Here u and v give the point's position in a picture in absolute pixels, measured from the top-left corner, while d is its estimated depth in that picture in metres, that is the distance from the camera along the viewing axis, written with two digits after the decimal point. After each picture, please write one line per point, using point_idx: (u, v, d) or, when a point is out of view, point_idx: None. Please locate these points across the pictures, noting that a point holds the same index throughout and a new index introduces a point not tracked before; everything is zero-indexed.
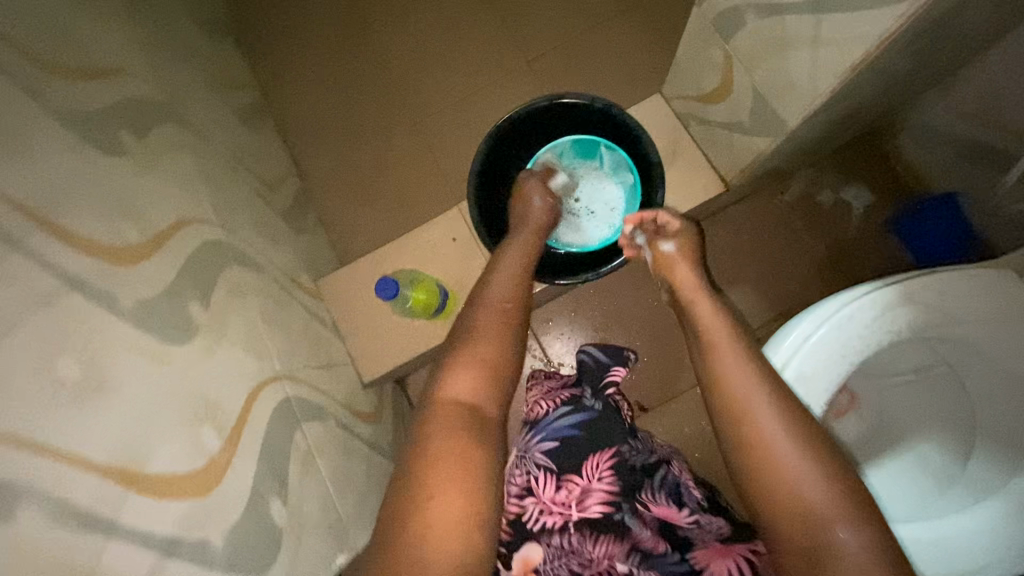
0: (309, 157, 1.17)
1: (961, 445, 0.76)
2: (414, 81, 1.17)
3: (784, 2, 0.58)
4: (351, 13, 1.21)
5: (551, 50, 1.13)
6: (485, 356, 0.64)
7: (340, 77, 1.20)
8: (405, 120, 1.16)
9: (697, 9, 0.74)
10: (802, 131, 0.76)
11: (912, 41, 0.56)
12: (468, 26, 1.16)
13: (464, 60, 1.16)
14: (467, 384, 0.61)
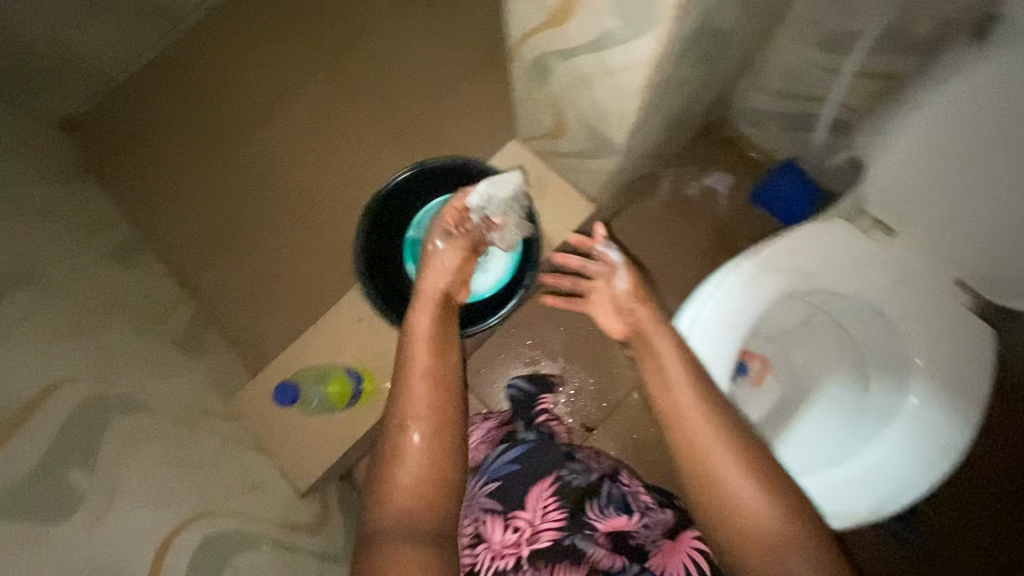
0: (198, 278, 1.11)
1: (858, 383, 0.83)
2: (290, 175, 1.14)
3: (574, 47, 0.65)
4: (211, 122, 1.17)
5: (416, 115, 1.13)
6: (428, 419, 0.63)
7: (212, 189, 1.14)
8: (288, 213, 1.12)
9: (515, 63, 0.81)
10: (637, 144, 0.84)
11: (685, 59, 0.64)
12: (324, 103, 1.15)
13: (330, 138, 1.14)
14: (402, 522, 0.57)
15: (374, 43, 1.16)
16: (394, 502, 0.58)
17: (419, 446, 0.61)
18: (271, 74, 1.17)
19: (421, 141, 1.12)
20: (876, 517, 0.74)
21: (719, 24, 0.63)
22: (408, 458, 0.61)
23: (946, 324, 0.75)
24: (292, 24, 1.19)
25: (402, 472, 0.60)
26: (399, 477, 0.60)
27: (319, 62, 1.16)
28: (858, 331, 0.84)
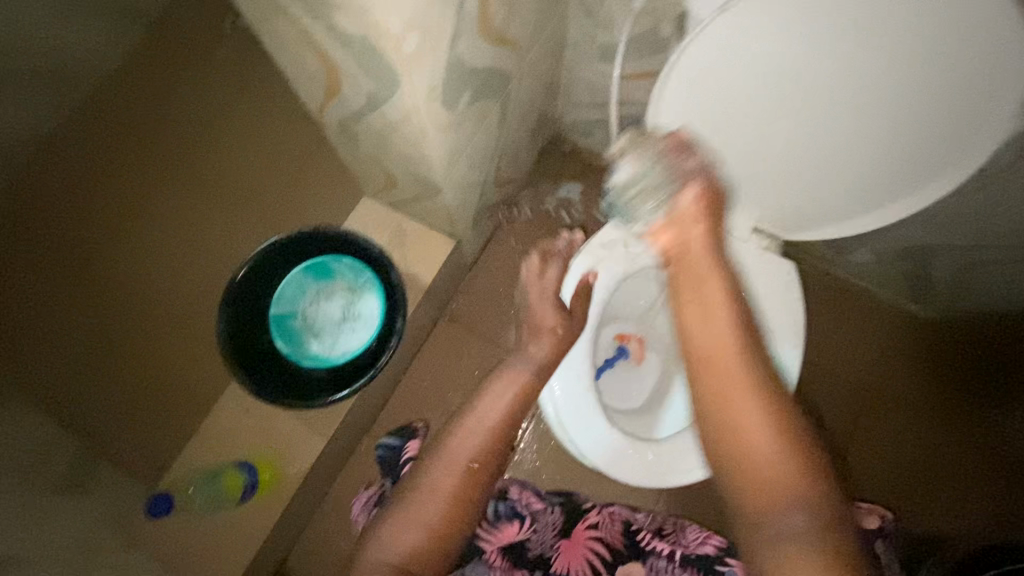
0: (88, 414, 0.98)
1: (716, 328, 0.93)
2: (157, 280, 1.08)
3: (358, 110, 0.71)
4: (68, 245, 1.06)
5: (273, 197, 1.16)
6: (470, 479, 0.66)
7: (51, 303, 1.01)
8: (147, 315, 1.06)
9: (327, 130, 0.86)
10: (462, 179, 0.90)
11: (457, 101, 0.71)
12: (172, 199, 1.12)
13: (184, 232, 1.11)
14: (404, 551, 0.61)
15: (220, 134, 1.17)
16: (398, 535, 0.62)
17: (442, 487, 0.65)
18: (107, 178, 1.12)
19: (279, 220, 1.14)
20: (753, 439, 0.78)
21: (478, 66, 0.71)
22: (429, 490, 0.65)
23: (755, 269, 0.84)
24: (128, 124, 1.16)
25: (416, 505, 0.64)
26: (411, 511, 0.64)
27: (161, 161, 1.15)
28: None
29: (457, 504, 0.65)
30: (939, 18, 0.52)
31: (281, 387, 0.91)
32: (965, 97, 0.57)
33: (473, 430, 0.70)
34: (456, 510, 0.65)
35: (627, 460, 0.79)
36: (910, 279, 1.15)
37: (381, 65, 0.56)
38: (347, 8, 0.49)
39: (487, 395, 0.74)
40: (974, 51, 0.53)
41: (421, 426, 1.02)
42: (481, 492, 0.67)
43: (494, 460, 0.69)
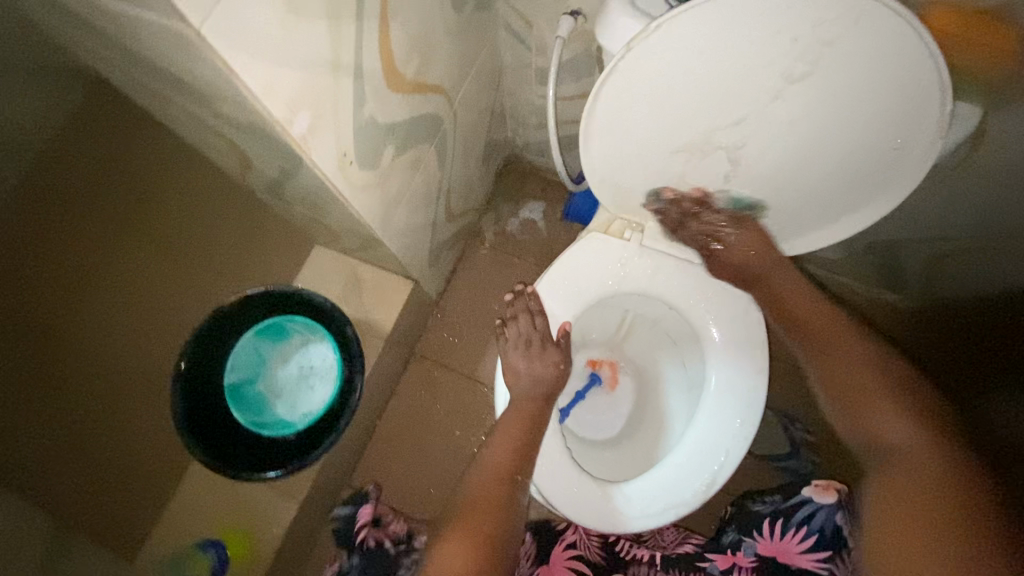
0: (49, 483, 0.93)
1: (682, 358, 0.90)
2: (112, 347, 1.01)
3: (275, 178, 0.68)
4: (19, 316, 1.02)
5: (231, 250, 1.05)
6: (490, 509, 0.68)
7: (30, 380, 0.98)
8: (110, 384, 0.99)
9: (258, 192, 0.83)
10: (404, 227, 0.87)
11: (378, 158, 0.68)
12: (121, 261, 1.05)
13: (139, 295, 1.03)
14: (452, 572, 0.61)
15: (166, 192, 1.09)
16: (452, 549, 0.63)
17: (485, 504, 0.68)
18: (57, 248, 1.07)
19: (238, 273, 1.03)
20: (726, 476, 0.76)
21: (396, 120, 0.68)
22: (477, 511, 0.68)
23: (714, 290, 0.82)
24: (74, 193, 1.11)
25: (466, 523, 0.66)
26: (459, 535, 0.65)
27: (110, 223, 1.08)
28: (661, 323, 0.91)
29: (487, 537, 0.65)
30: (881, 51, 0.53)
31: (242, 460, 0.87)
32: (888, 122, 0.59)
33: (491, 464, 0.73)
34: (493, 522, 0.67)
35: (600, 506, 0.76)
36: (881, 270, 1.12)
37: (279, 145, 0.53)
38: (223, 96, 0.46)
39: (495, 436, 0.76)
40: (901, 79, 0.55)
41: (374, 489, 0.97)
42: (506, 518, 0.68)
43: (513, 485, 0.71)
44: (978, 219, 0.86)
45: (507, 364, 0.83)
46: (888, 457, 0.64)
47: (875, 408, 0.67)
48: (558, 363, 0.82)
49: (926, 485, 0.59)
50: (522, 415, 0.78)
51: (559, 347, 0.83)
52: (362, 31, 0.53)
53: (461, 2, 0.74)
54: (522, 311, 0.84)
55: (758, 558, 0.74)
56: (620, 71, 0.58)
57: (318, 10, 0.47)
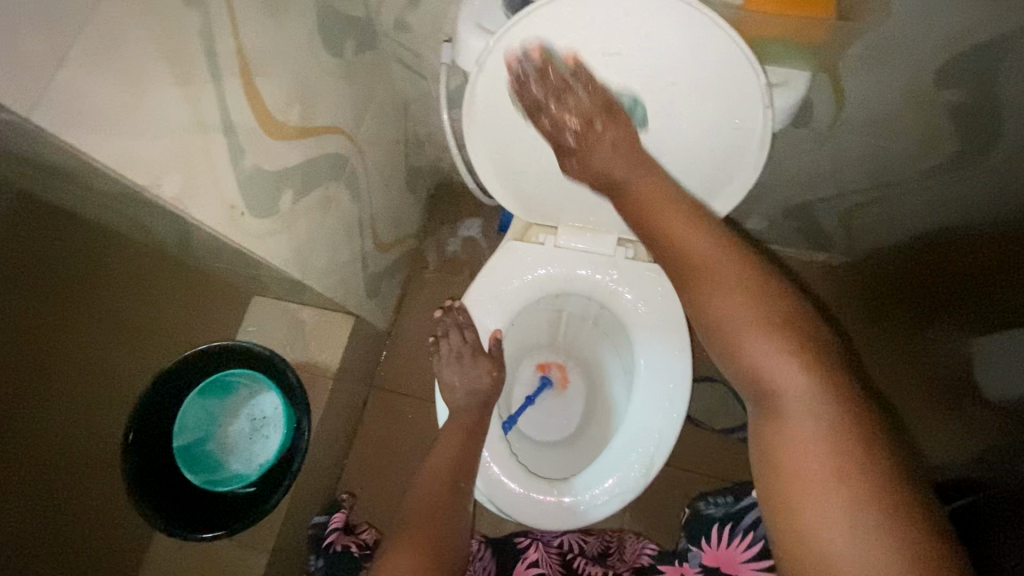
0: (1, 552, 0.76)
1: (613, 346, 0.93)
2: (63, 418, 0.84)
3: (183, 240, 0.70)
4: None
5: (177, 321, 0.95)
6: (433, 515, 0.68)
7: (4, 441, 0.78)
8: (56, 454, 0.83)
9: (179, 258, 0.85)
10: (328, 264, 0.89)
11: (274, 204, 0.70)
12: (68, 323, 0.82)
13: (78, 360, 0.85)
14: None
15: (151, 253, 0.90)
16: (400, 557, 0.62)
17: (430, 511, 0.68)
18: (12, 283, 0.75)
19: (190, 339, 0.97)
20: (665, 456, 0.78)
21: (288, 165, 0.71)
22: (424, 517, 0.68)
23: (632, 276, 0.84)
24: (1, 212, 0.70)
25: (411, 529, 0.66)
26: (405, 542, 0.64)
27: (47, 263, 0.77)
28: (591, 315, 0.94)
29: (433, 538, 0.65)
30: (701, 40, 0.57)
31: (201, 518, 0.87)
32: (721, 104, 0.61)
33: (430, 472, 0.74)
34: (438, 527, 0.67)
35: (551, 507, 0.78)
36: (805, 233, 1.16)
37: (158, 208, 0.56)
38: (79, 170, 0.48)
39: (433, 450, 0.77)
40: (717, 65, 0.58)
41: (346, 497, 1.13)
42: (448, 520, 0.68)
43: (453, 487, 0.73)
44: (873, 168, 0.90)
45: (443, 379, 0.84)
46: (770, 392, 0.47)
47: (762, 344, 0.48)
48: (490, 370, 0.83)
49: (818, 416, 0.44)
50: (462, 426, 0.79)
51: (491, 354, 0.84)
52: (222, 89, 0.56)
53: (340, 47, 0.78)
54: (449, 325, 0.86)
55: (703, 568, 0.72)
56: (481, 83, 0.63)
57: (163, 76, 0.49)
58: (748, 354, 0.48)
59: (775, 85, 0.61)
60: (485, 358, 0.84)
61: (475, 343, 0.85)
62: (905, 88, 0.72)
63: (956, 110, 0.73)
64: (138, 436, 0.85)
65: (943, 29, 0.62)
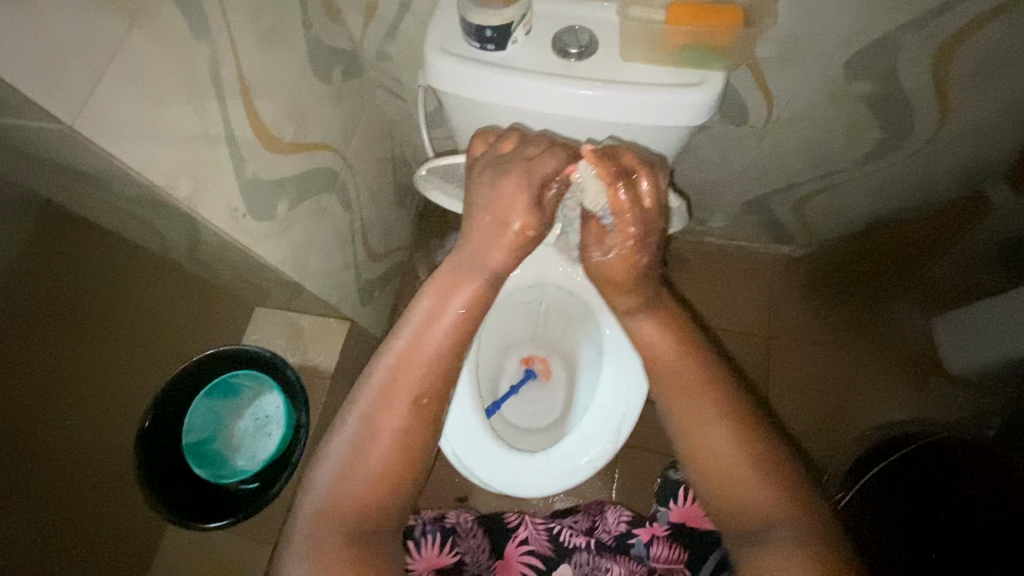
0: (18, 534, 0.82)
1: (584, 333, 1.01)
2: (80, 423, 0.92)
3: (194, 247, 0.80)
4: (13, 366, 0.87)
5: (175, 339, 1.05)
6: (401, 429, 0.55)
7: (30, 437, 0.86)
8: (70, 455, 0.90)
9: (188, 267, 0.94)
10: (322, 269, 0.98)
11: (272, 210, 0.79)
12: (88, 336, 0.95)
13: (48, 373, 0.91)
14: (377, 469, 0.53)
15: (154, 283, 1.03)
16: (388, 426, 0.55)
17: (430, 370, 0.57)
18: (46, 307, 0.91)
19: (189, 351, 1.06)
20: (631, 424, 0.85)
21: (282, 176, 0.80)
22: (421, 370, 0.57)
23: (595, 264, 0.93)
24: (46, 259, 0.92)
25: (404, 382, 0.56)
26: (401, 403, 0.55)
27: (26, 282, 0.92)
28: (566, 306, 1.01)
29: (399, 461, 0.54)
30: None
31: (205, 511, 0.94)
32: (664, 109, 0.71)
33: (397, 369, 0.57)
34: (436, 391, 0.57)
35: (529, 478, 0.84)
36: (766, 227, 1.23)
37: (172, 209, 0.65)
38: (108, 174, 0.57)
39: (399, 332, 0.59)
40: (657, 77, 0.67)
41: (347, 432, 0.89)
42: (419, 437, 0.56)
43: (429, 387, 0.57)
44: (813, 161, 0.99)
45: (473, 215, 0.65)
46: (722, 476, 0.55)
47: (708, 428, 0.56)
48: (524, 226, 0.63)
49: (761, 497, 0.52)
50: (477, 294, 0.62)
51: (533, 204, 0.63)
52: (225, 106, 0.66)
53: (328, 74, 0.88)
54: (483, 163, 0.66)
55: (671, 524, 0.81)
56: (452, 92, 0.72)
57: (178, 94, 0.59)
58: (704, 436, 0.56)
59: (694, 84, 0.69)
60: (523, 200, 0.62)
61: (528, 179, 0.62)
62: (823, 81, 0.81)
63: (870, 100, 0.83)
64: (149, 433, 0.93)
65: (841, 29, 0.73)
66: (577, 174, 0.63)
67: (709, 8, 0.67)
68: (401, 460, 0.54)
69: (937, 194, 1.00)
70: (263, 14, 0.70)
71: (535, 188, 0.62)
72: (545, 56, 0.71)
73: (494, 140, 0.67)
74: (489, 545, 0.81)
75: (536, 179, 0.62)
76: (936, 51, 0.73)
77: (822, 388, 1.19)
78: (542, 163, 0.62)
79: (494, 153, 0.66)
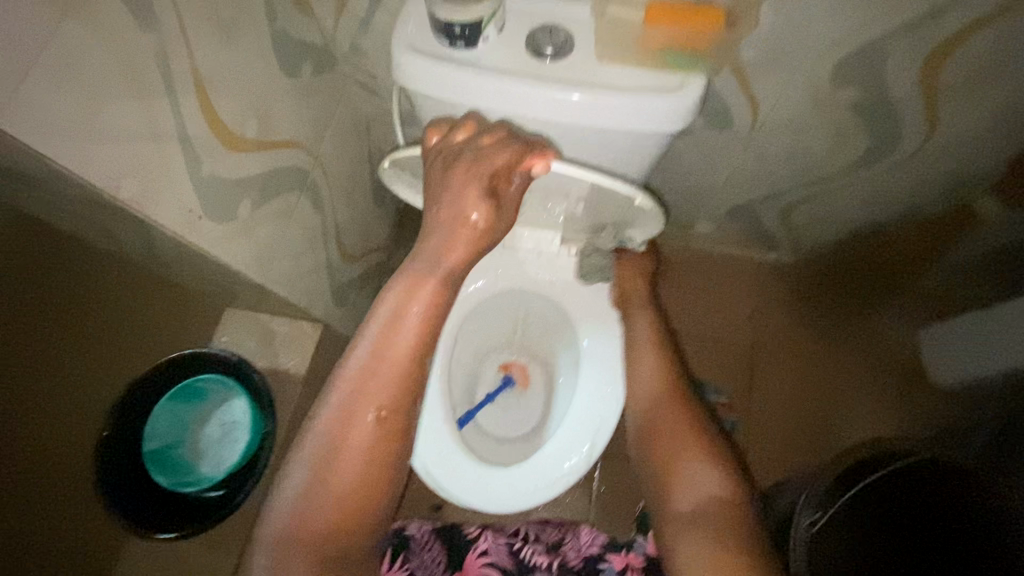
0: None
1: (562, 340, 0.98)
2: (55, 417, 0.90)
3: (153, 249, 0.77)
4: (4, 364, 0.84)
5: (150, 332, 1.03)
6: (373, 440, 0.58)
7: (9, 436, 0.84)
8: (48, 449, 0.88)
9: (149, 268, 0.90)
10: (291, 270, 0.95)
11: (232, 211, 0.76)
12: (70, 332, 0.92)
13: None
14: (348, 480, 0.56)
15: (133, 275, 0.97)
16: (355, 434, 0.57)
17: (395, 374, 0.59)
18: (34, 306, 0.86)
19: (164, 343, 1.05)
20: (606, 440, 0.83)
21: (246, 175, 0.76)
22: (383, 379, 0.59)
23: (571, 271, 0.90)
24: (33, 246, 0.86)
25: (369, 391, 0.59)
26: (364, 417, 0.58)
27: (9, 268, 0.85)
28: (544, 314, 0.98)
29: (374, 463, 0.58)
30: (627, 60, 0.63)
31: (166, 519, 0.91)
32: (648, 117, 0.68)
33: (366, 379, 0.59)
34: (400, 398, 0.59)
35: (499, 495, 0.81)
36: (751, 234, 1.20)
37: (119, 211, 0.61)
38: (45, 175, 0.54)
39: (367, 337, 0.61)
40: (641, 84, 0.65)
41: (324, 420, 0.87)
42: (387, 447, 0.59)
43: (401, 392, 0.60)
44: (798, 168, 0.96)
45: (429, 210, 0.64)
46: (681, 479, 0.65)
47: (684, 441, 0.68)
48: (481, 219, 0.61)
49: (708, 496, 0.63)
50: (437, 292, 0.62)
51: (491, 197, 0.61)
52: (176, 103, 0.62)
53: (297, 69, 0.85)
54: (437, 156, 0.64)
55: (647, 556, 0.79)
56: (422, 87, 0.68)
57: (121, 91, 0.55)
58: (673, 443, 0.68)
59: (674, 89, 0.66)
60: (478, 189, 0.60)
61: (477, 173, 0.61)
62: (808, 87, 0.79)
63: (856, 108, 0.81)
64: (111, 439, 0.89)
65: (826, 34, 0.70)
66: (539, 166, 0.60)
67: (690, 9, 0.64)
68: (371, 469, 0.57)
69: (925, 203, 0.97)
70: (221, 5, 0.66)
71: (487, 179, 0.61)
72: (518, 55, 0.67)
73: (446, 129, 0.64)
74: (445, 556, 0.78)
75: (487, 172, 0.60)
76: (924, 59, 0.70)
77: (803, 399, 1.17)
78: (490, 155, 0.60)
79: (448, 144, 0.64)
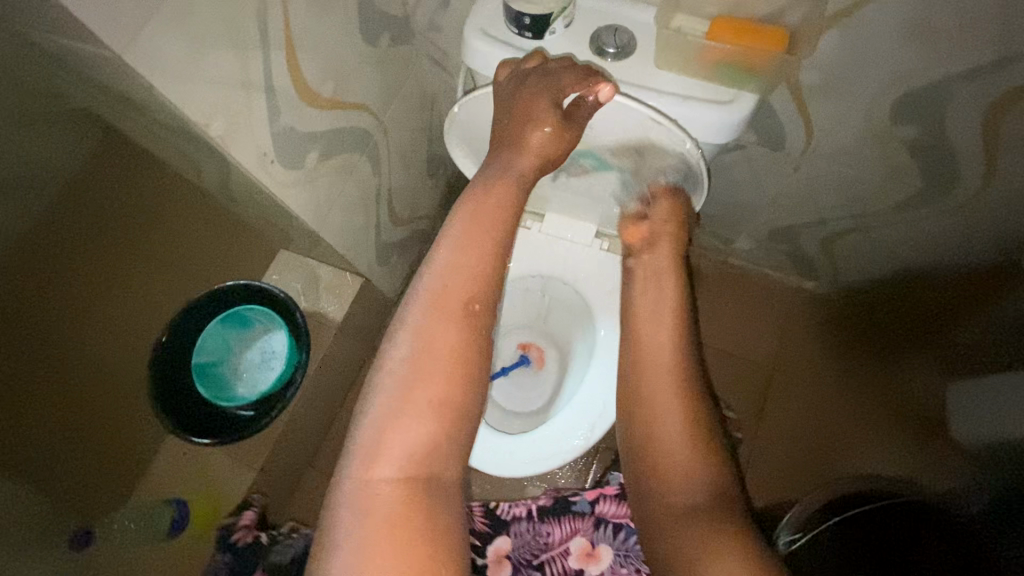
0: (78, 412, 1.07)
1: (581, 328, 1.02)
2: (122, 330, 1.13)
3: (226, 184, 0.85)
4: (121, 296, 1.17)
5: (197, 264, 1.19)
6: (460, 340, 0.51)
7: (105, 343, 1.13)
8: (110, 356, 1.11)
9: (219, 201, 0.99)
10: (343, 223, 1.02)
11: (300, 160, 0.83)
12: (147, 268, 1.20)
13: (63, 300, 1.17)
14: (439, 383, 0.49)
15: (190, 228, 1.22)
16: (438, 335, 0.51)
17: (478, 269, 0.55)
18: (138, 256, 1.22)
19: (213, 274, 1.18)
20: (605, 426, 0.87)
21: (317, 128, 0.84)
22: (470, 274, 0.54)
23: (599, 264, 0.94)
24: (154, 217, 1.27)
25: (449, 291, 0.53)
26: (455, 311, 0.52)
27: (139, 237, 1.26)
28: (569, 301, 1.02)
29: (460, 373, 0.50)
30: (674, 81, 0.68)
31: (206, 426, 1.02)
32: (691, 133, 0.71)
33: (445, 273, 0.54)
34: (487, 294, 0.54)
35: (499, 459, 0.87)
36: (792, 258, 1.20)
37: (204, 143, 0.69)
38: (149, 102, 0.62)
39: (449, 230, 0.57)
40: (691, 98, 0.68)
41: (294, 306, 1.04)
42: (476, 349, 0.52)
43: (485, 282, 0.54)
44: (846, 198, 0.96)
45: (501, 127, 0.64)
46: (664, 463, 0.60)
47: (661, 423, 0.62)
48: (549, 131, 0.61)
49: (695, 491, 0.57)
50: (506, 204, 0.59)
51: (560, 111, 0.61)
52: (267, 56, 0.69)
53: (376, 37, 0.91)
54: (510, 82, 0.65)
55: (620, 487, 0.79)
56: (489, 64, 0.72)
57: (223, 41, 0.63)
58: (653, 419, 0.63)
59: (725, 102, 0.68)
60: (544, 104, 0.60)
61: (549, 89, 0.61)
62: (867, 117, 0.79)
63: (913, 146, 0.80)
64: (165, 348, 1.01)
65: (892, 66, 0.70)
66: (606, 91, 0.59)
67: (756, 28, 0.65)
68: (463, 369, 0.51)
69: (972, 255, 0.95)
70: None
71: (556, 95, 0.61)
72: (581, 50, 0.70)
73: (517, 61, 0.66)
74: None
75: (556, 88, 0.61)
76: (989, 106, 0.69)
77: (813, 430, 1.17)
78: (560, 77, 0.61)
79: (521, 71, 0.65)
